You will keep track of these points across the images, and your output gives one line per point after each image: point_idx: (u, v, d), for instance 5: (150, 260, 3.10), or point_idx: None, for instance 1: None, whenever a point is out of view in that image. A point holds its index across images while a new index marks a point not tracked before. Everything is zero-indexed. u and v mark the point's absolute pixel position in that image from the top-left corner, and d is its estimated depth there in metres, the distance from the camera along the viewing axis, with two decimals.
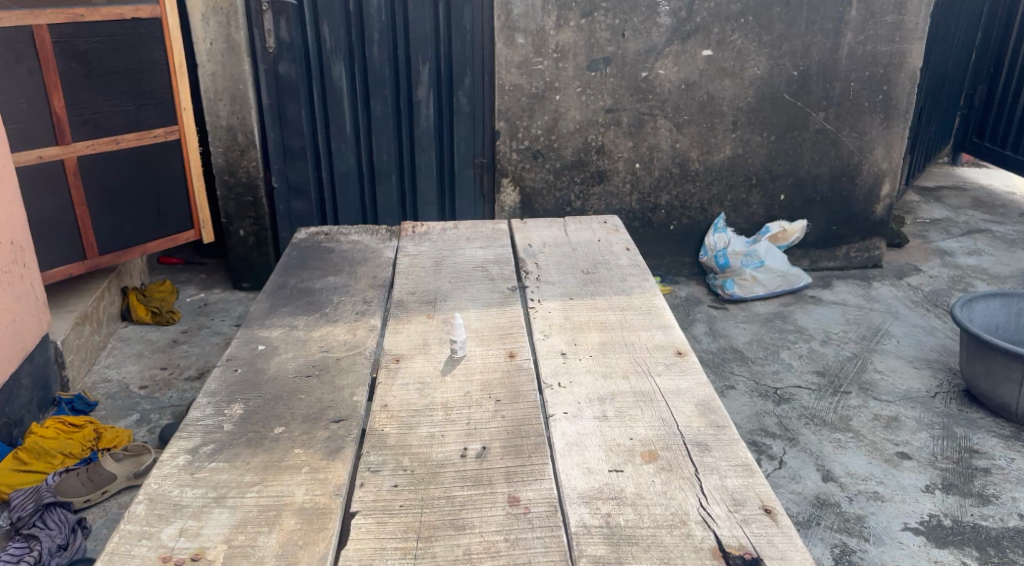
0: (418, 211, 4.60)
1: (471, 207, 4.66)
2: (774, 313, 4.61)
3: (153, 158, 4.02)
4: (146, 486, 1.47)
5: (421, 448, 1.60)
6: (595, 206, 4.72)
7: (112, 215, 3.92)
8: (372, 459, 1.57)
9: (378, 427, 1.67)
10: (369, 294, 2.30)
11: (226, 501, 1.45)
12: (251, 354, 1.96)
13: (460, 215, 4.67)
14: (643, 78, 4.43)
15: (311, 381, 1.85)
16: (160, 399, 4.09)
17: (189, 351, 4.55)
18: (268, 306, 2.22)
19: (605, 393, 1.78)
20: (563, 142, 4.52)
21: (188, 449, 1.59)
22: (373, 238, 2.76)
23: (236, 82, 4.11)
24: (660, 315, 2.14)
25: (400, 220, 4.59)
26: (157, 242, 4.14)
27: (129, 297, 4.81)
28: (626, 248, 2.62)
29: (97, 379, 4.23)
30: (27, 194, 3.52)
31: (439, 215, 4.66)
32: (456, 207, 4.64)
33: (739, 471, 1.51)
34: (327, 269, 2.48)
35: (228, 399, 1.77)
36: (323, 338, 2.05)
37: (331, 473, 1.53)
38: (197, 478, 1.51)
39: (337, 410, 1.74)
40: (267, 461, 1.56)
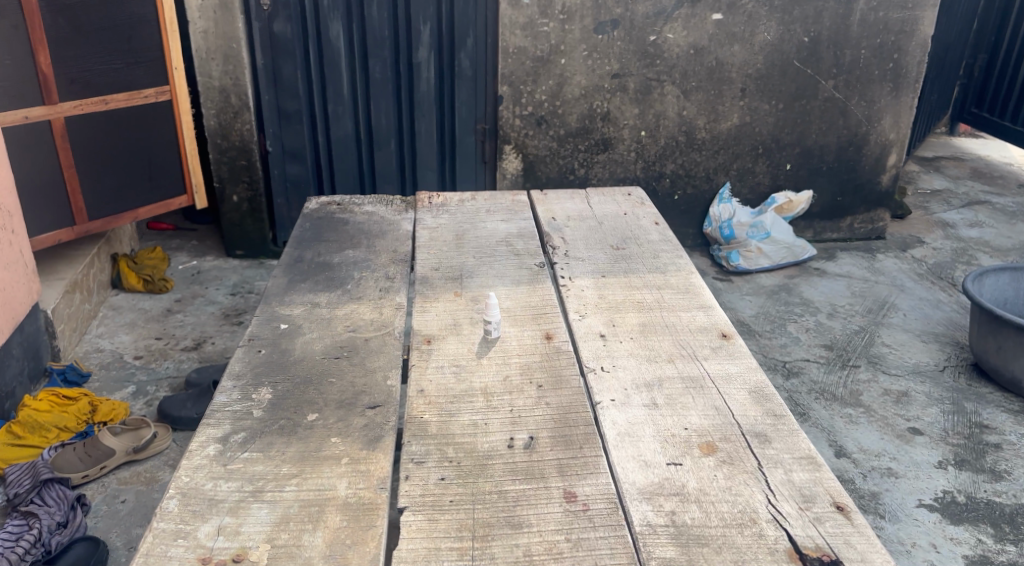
0: (419, 179, 4.46)
1: (472, 175, 4.52)
2: (781, 286, 4.55)
3: (144, 119, 3.84)
4: (177, 479, 1.37)
5: (465, 438, 1.51)
6: (599, 174, 4.60)
7: (103, 179, 3.75)
8: (415, 450, 1.47)
9: (417, 414, 1.58)
10: (391, 270, 2.19)
11: (264, 495, 1.34)
12: (274, 334, 1.85)
13: (461, 183, 4.54)
14: (651, 42, 4.29)
15: (341, 363, 1.74)
16: (156, 370, 3.97)
17: (184, 320, 4.42)
18: (286, 282, 2.10)
19: (652, 378, 1.69)
20: (568, 108, 4.38)
21: (216, 437, 1.48)
22: (388, 209, 2.64)
23: (229, 40, 3.93)
24: (698, 295, 2.05)
25: (399, 188, 4.45)
26: (149, 207, 3.98)
27: (119, 264, 4.66)
28: (654, 223, 2.51)
29: (90, 349, 4.10)
30: (14, 156, 3.35)
31: (439, 183, 4.52)
32: (457, 175, 4.50)
33: (804, 465, 1.43)
34: (344, 241, 2.36)
35: (255, 383, 1.67)
36: (349, 317, 1.94)
37: (375, 464, 1.43)
38: (231, 470, 1.40)
39: (373, 395, 1.64)
40: (304, 451, 1.46)
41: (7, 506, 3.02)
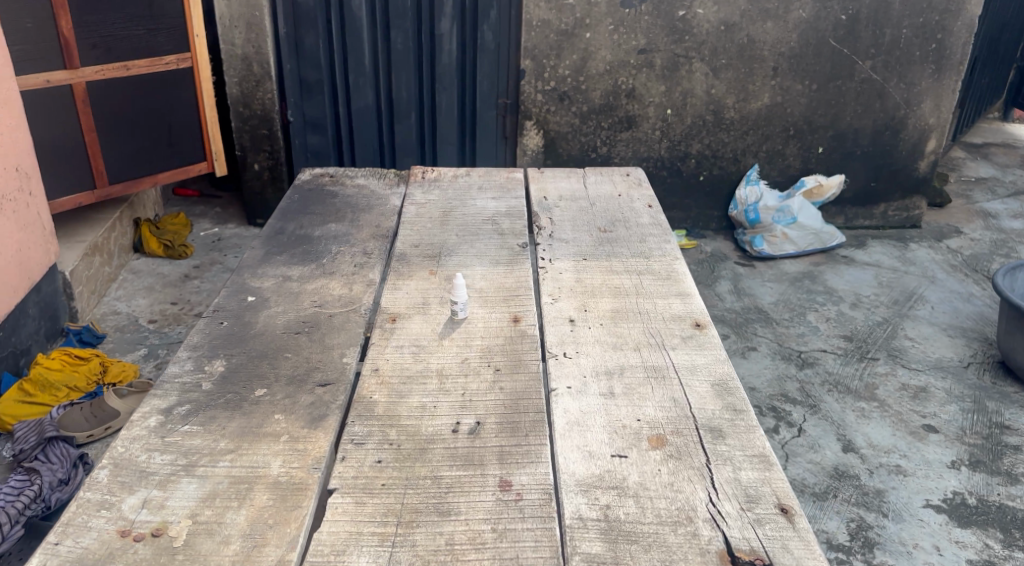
0: (439, 153, 4.43)
1: (492, 151, 4.46)
2: (803, 273, 4.41)
3: (164, 85, 3.86)
4: (113, 449, 1.37)
5: (410, 420, 1.48)
6: (622, 153, 4.50)
7: (122, 144, 3.79)
8: (357, 431, 1.45)
9: (367, 394, 1.56)
10: (370, 245, 2.16)
11: (196, 470, 1.34)
12: (240, 306, 1.84)
13: (481, 159, 4.49)
14: (680, 17, 4.16)
15: (300, 339, 1.73)
16: (169, 335, 4.03)
17: (201, 286, 4.48)
18: (263, 253, 2.09)
19: (613, 366, 1.63)
20: (592, 84, 4.28)
21: (160, 409, 1.48)
22: (380, 183, 2.61)
23: (252, 8, 3.91)
24: (679, 282, 1.99)
25: (419, 162, 4.42)
26: (169, 173, 4.01)
27: (141, 228, 4.72)
28: (648, 205, 2.44)
29: (107, 311, 4.18)
30: (35, 119, 3.40)
31: (460, 159, 4.48)
32: (477, 150, 4.45)
33: (755, 464, 1.37)
34: (329, 214, 2.34)
35: (210, 355, 1.66)
36: (317, 292, 1.92)
37: (312, 444, 1.42)
38: (168, 443, 1.40)
39: (324, 373, 1.62)
40: (244, 427, 1.45)
41: (13, 462, 3.10)
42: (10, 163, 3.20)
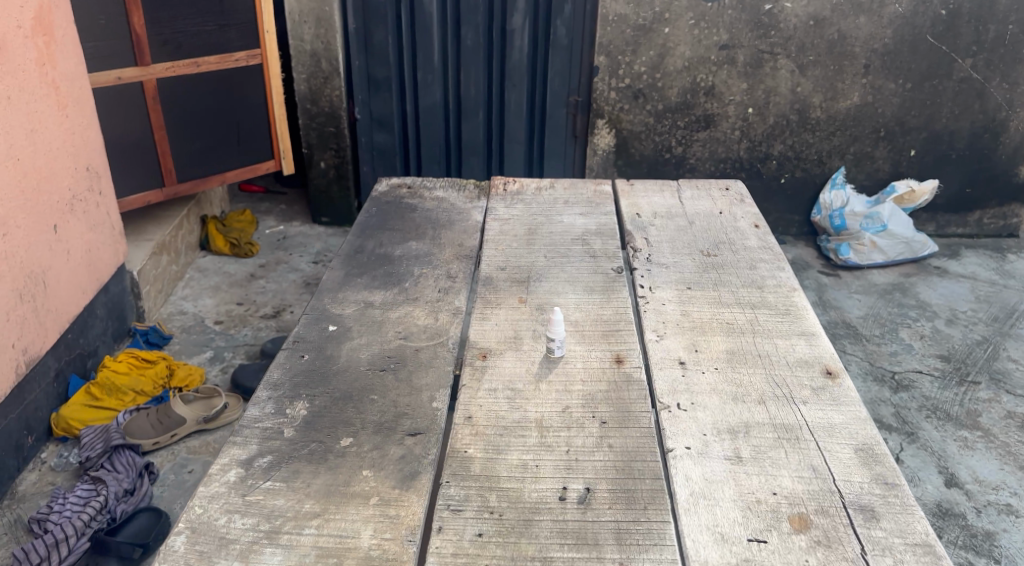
0: (506, 152, 4.22)
1: (561, 151, 4.24)
2: (893, 285, 4.11)
3: (233, 82, 3.77)
4: (189, 511, 1.24)
5: (511, 483, 1.32)
6: (698, 154, 4.24)
7: (192, 142, 3.71)
8: (453, 494, 1.30)
9: (461, 448, 1.40)
10: (453, 267, 2.00)
11: (280, 539, 1.21)
12: (321, 337, 1.71)
13: (549, 166, 4.27)
14: (766, 11, 3.88)
15: (386, 377, 1.58)
16: (235, 336, 3.96)
17: (266, 286, 4.40)
18: (342, 275, 1.95)
19: (737, 424, 1.45)
20: (669, 81, 4.04)
21: (240, 460, 1.35)
22: (458, 195, 2.45)
23: (322, 3, 3.80)
24: (800, 318, 1.78)
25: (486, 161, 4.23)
26: (237, 171, 3.92)
27: (208, 226, 4.68)
28: (754, 225, 2.24)
29: (173, 311, 4.13)
30: (106, 117, 3.35)
31: (527, 160, 4.27)
32: (546, 150, 4.23)
33: (919, 556, 1.17)
34: (408, 231, 2.20)
35: (291, 396, 1.52)
36: (401, 321, 1.77)
37: (405, 509, 1.27)
38: (249, 503, 1.27)
39: (414, 419, 1.47)
40: (330, 485, 1.32)
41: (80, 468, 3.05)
42: (83, 163, 3.17)
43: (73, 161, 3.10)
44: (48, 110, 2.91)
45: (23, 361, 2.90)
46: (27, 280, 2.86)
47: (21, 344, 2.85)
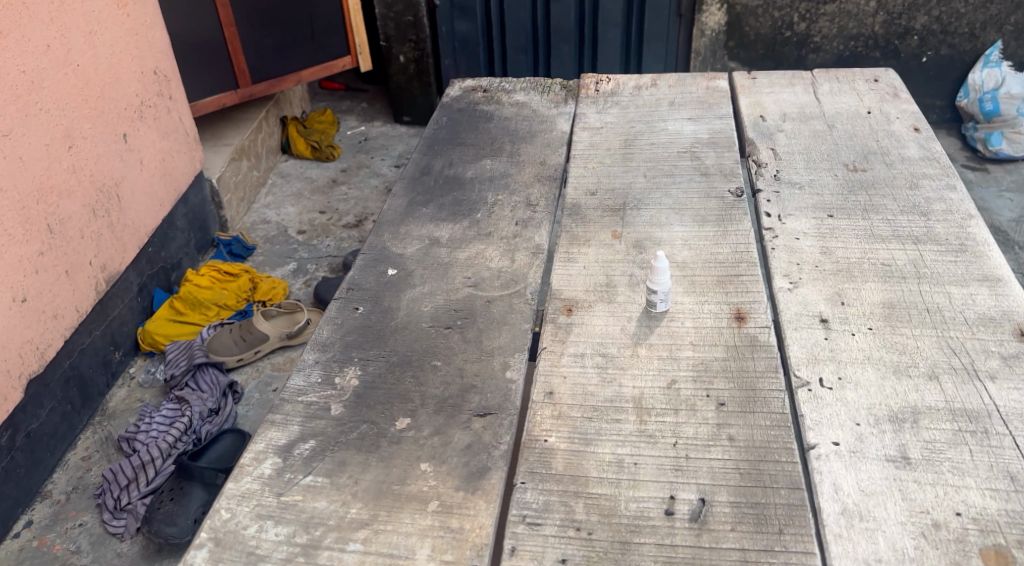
0: (601, 36, 3.67)
1: (664, 33, 3.64)
2: None
3: None
4: (212, 517, 1.02)
5: (601, 490, 1.07)
6: (825, 30, 3.59)
7: (263, 39, 3.43)
8: (530, 501, 1.06)
9: (540, 436, 1.14)
10: (535, 192, 1.71)
11: (319, 557, 0.98)
12: (378, 283, 1.45)
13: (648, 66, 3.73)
14: None
15: (451, 338, 1.32)
16: (318, 248, 3.76)
17: (348, 193, 4.16)
18: (405, 204, 1.68)
19: (901, 410, 1.15)
20: None
21: (278, 446, 1.13)
22: (543, 98, 2.11)
23: None
24: (979, 257, 1.43)
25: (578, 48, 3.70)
26: (312, 70, 3.64)
27: (289, 128, 4.46)
28: (913, 129, 1.84)
29: (256, 221, 3.95)
30: (172, 14, 3.11)
31: (625, 43, 3.69)
32: (647, 32, 3.62)
33: None
34: (484, 145, 1.90)
35: (341, 360, 1.28)
36: (471, 264, 1.49)
37: (470, 521, 1.03)
38: (285, 506, 1.04)
39: (483, 394, 1.21)
40: (381, 483, 1.08)
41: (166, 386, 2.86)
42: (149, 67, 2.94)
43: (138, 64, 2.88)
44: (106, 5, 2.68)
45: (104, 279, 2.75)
46: (100, 193, 2.69)
47: (99, 261, 2.69)
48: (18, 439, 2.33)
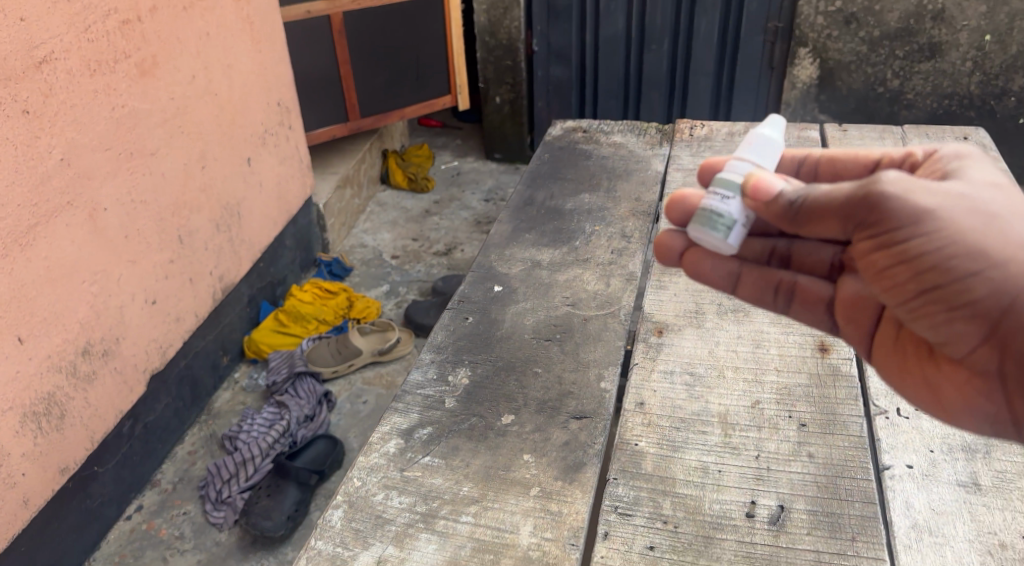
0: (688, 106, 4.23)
1: (751, 103, 4.13)
2: None
3: (409, 15, 3.87)
4: (349, 482, 1.20)
5: (688, 491, 1.16)
6: (920, 87, 3.90)
7: (373, 74, 3.87)
8: (622, 495, 1.17)
9: (631, 441, 1.26)
10: (630, 224, 1.84)
11: (437, 523, 1.13)
12: (485, 298, 1.61)
13: (737, 113, 4.19)
14: None
15: (551, 349, 1.46)
16: (409, 272, 3.88)
17: (440, 223, 4.28)
18: (510, 229, 1.85)
19: (971, 438, 1.24)
20: (889, 3, 3.71)
21: (400, 430, 1.29)
22: (640, 140, 2.26)
23: None
24: None
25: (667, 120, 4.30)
26: (416, 107, 4.11)
27: (388, 161, 4.60)
28: None
29: (354, 244, 4.10)
30: (296, 49, 3.54)
31: (712, 114, 4.24)
32: (733, 108, 4.17)
33: None
34: (582, 181, 2.05)
35: (454, 361, 1.43)
36: (571, 285, 1.64)
37: (568, 506, 1.14)
38: (408, 479, 1.20)
39: (580, 399, 1.34)
40: (489, 468, 1.21)
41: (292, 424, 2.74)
42: (206, 109, 2.80)
43: (196, 107, 2.74)
44: (186, 34, 2.66)
45: (151, 313, 2.57)
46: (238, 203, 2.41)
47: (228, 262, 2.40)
48: (136, 429, 2.60)
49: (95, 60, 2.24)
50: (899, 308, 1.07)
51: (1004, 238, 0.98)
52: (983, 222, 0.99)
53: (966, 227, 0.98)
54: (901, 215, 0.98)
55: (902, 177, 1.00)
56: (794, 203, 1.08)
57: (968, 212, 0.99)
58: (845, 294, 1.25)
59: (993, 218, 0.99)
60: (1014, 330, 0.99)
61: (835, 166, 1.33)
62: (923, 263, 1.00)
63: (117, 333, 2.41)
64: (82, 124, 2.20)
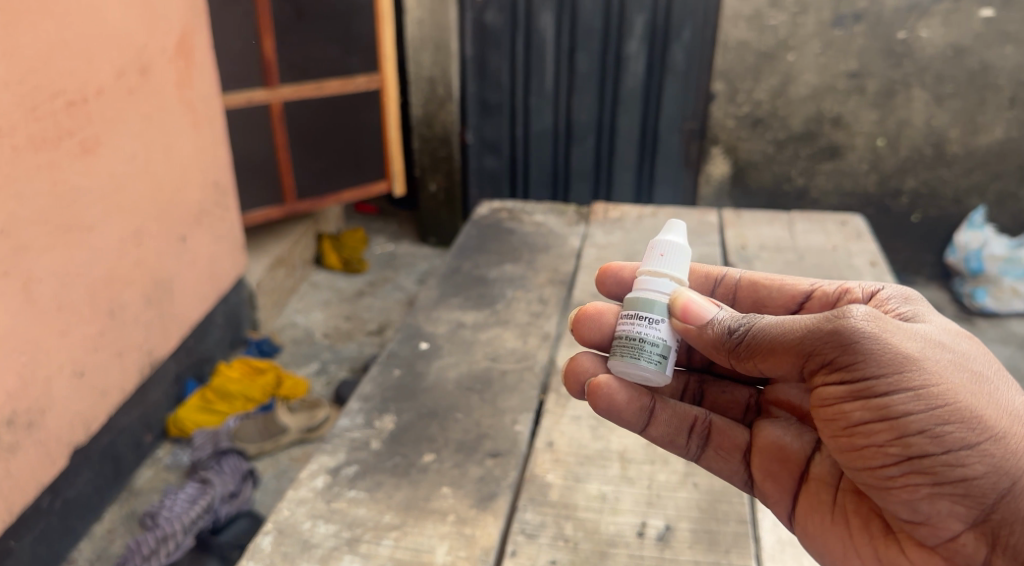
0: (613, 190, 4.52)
1: (670, 193, 4.47)
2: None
3: (349, 107, 4.12)
4: (278, 513, 1.30)
5: (588, 513, 1.31)
6: (822, 185, 4.33)
7: (311, 160, 4.08)
8: (529, 519, 1.29)
9: (540, 474, 1.39)
10: (546, 292, 2.03)
11: (359, 547, 1.24)
12: (412, 353, 1.75)
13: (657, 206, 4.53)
14: (900, 39, 3.89)
15: (471, 398, 1.60)
16: (341, 350, 3.98)
17: (373, 303, 4.42)
18: (438, 295, 2.01)
19: None
20: (792, 110, 4.16)
21: (327, 468, 1.40)
22: (559, 220, 2.48)
23: (441, 31, 4.21)
24: None
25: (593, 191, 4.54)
26: (353, 192, 4.31)
27: (323, 243, 4.73)
28: (871, 263, 2.17)
29: (287, 323, 4.18)
30: (238, 133, 3.72)
31: (636, 198, 4.53)
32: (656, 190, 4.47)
33: None
34: (505, 254, 2.25)
35: (380, 409, 1.56)
36: (490, 343, 1.80)
37: (480, 530, 1.27)
38: (333, 510, 1.31)
39: (495, 440, 1.48)
40: (410, 499, 1.33)
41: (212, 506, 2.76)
42: (144, 186, 2.90)
43: (135, 185, 2.84)
44: (130, 117, 2.79)
45: (79, 386, 2.58)
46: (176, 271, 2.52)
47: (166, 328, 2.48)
48: (55, 505, 2.56)
49: (40, 138, 2.34)
50: (882, 474, 1.12)
51: (992, 415, 1.08)
52: (971, 393, 1.09)
53: (941, 373, 1.09)
54: (893, 364, 1.09)
55: (872, 315, 1.13)
56: (762, 336, 1.19)
57: (955, 377, 1.10)
58: (763, 442, 1.34)
59: (980, 393, 1.10)
60: (995, 511, 1.07)
61: (758, 292, 1.56)
62: (913, 423, 1.08)
63: (42, 405, 2.40)
64: (22, 197, 2.28)
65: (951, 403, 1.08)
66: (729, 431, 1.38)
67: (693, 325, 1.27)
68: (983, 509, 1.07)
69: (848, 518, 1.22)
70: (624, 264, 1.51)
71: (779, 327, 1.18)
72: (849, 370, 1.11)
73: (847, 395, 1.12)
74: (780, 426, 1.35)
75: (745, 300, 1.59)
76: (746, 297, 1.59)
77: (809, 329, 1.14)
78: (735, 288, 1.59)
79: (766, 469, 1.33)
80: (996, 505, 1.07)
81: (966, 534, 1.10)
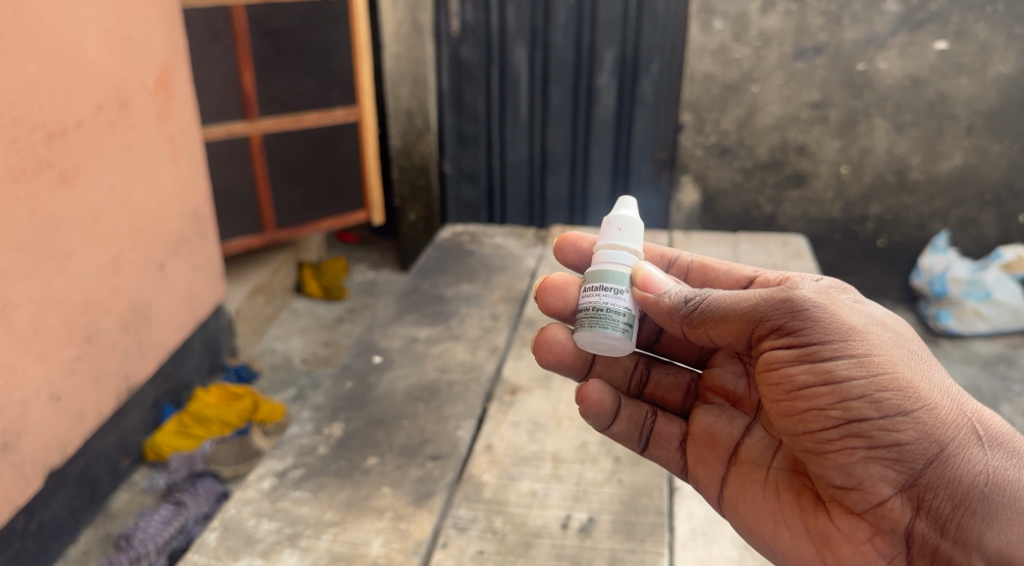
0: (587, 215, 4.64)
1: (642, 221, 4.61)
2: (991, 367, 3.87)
3: (327, 140, 4.23)
4: (226, 511, 1.39)
5: (517, 509, 1.41)
6: (789, 212, 4.46)
7: (291, 190, 4.20)
8: (462, 514, 1.39)
9: (476, 474, 1.49)
10: (499, 309, 2.13)
11: (299, 541, 1.33)
12: (365, 366, 1.85)
13: None
14: (859, 70, 4.05)
15: (417, 406, 1.69)
16: (318, 376, 4.06)
17: (352, 330, 4.51)
18: (395, 312, 2.11)
19: None
20: (758, 139, 4.30)
21: (275, 471, 1.50)
22: (518, 242, 2.59)
23: (419, 65, 4.37)
24: None
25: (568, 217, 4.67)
26: (331, 221, 4.40)
27: (303, 271, 4.83)
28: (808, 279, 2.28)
29: (265, 349, 4.27)
30: (218, 164, 3.84)
31: None
32: None
33: None
34: (463, 274, 2.35)
35: (329, 417, 1.66)
36: (441, 356, 1.89)
37: (414, 525, 1.37)
38: (277, 509, 1.40)
39: (436, 444, 1.57)
40: (352, 498, 1.42)
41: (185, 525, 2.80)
42: (124, 215, 3.01)
43: (115, 215, 2.96)
44: (110, 148, 2.90)
45: (56, 409, 2.66)
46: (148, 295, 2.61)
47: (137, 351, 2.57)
48: (31, 527, 2.61)
49: (20, 169, 2.44)
50: (821, 436, 1.22)
51: (925, 388, 1.18)
52: (908, 367, 1.19)
53: (881, 345, 1.20)
54: (835, 334, 1.20)
55: (821, 292, 1.25)
56: (718, 308, 1.30)
57: (892, 353, 1.20)
58: (697, 430, 1.46)
59: (915, 369, 1.20)
60: (923, 474, 1.16)
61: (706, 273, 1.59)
62: (852, 387, 1.18)
63: (19, 427, 2.47)
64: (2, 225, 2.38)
65: (886, 373, 1.18)
66: (667, 422, 1.50)
67: (652, 295, 1.35)
68: (911, 471, 1.17)
69: (780, 489, 1.32)
70: (582, 236, 1.58)
71: (736, 300, 1.28)
72: (797, 336, 1.22)
73: (793, 360, 1.22)
74: (713, 413, 1.47)
75: (695, 282, 1.61)
76: (697, 278, 1.61)
77: (761, 301, 1.25)
78: (687, 269, 1.62)
79: (697, 455, 1.45)
80: (923, 469, 1.16)
81: (894, 496, 1.19)
